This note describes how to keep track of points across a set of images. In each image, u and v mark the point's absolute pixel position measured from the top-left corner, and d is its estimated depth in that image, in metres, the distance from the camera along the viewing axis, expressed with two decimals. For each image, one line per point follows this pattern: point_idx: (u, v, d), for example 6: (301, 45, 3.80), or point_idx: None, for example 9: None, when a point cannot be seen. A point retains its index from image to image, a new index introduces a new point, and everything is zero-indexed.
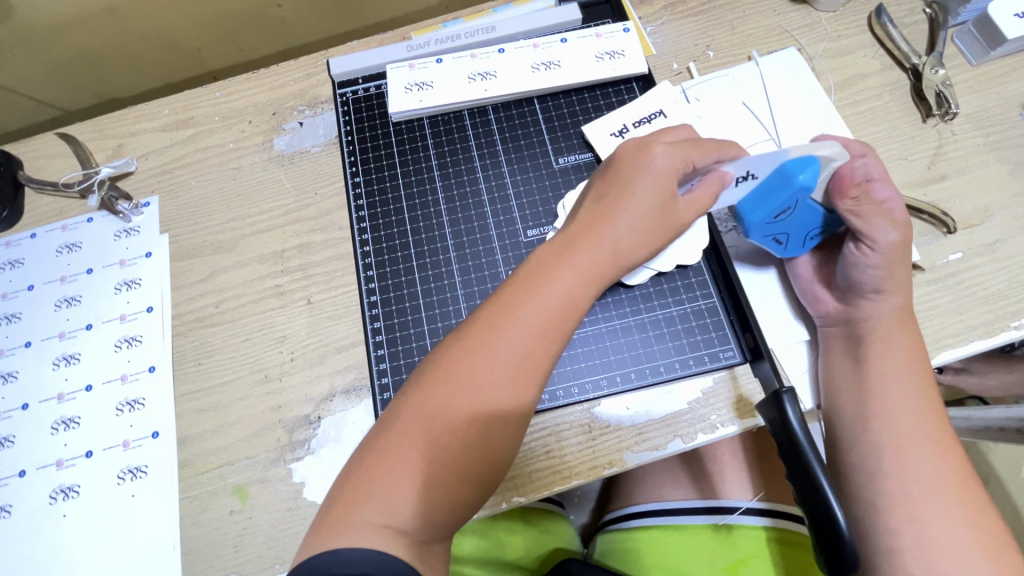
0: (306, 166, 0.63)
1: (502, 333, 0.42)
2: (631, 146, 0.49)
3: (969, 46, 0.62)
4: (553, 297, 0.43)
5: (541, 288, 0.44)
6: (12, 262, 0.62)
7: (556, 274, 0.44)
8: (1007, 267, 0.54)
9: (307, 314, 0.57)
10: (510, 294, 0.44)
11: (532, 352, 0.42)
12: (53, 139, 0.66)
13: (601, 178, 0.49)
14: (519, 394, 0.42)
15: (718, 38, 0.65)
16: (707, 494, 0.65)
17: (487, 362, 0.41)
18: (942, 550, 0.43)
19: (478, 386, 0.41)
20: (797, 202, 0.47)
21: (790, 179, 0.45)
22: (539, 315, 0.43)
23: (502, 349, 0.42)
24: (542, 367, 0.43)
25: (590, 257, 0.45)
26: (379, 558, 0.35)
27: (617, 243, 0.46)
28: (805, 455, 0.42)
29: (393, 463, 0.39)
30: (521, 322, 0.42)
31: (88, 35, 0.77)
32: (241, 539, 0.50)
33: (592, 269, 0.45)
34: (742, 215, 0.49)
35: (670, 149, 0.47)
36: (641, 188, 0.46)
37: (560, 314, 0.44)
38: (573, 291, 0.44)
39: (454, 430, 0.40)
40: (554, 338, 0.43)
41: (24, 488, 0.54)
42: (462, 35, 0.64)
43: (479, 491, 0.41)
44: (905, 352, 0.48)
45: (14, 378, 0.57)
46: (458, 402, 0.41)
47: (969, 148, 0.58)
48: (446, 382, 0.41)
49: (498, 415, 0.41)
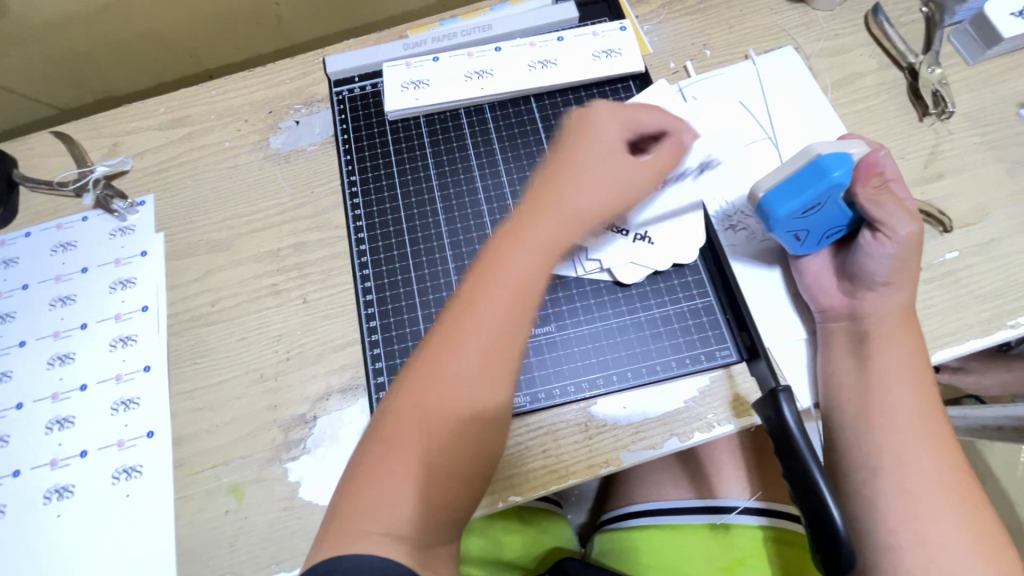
0: (302, 164, 0.63)
1: (467, 324, 0.41)
2: (576, 117, 0.49)
3: (966, 45, 0.62)
4: (513, 276, 0.42)
5: (499, 269, 0.42)
6: (7, 261, 0.61)
7: (511, 251, 0.42)
8: (1004, 265, 0.54)
9: (303, 313, 0.57)
10: (471, 282, 0.42)
11: (501, 338, 0.41)
12: (48, 137, 0.66)
13: (552, 150, 0.48)
14: (496, 382, 0.41)
15: (716, 37, 0.65)
16: (704, 493, 0.65)
17: (455, 356, 0.40)
18: (939, 548, 0.43)
19: (451, 381, 0.40)
20: (829, 197, 0.47)
21: (826, 173, 0.47)
22: (501, 298, 0.41)
23: (468, 340, 0.41)
24: (514, 350, 0.41)
25: (549, 228, 0.43)
26: (380, 564, 0.35)
27: (577, 209, 0.44)
28: (801, 454, 0.42)
29: (384, 468, 0.39)
30: (485, 310, 0.41)
31: (83, 33, 0.77)
32: (237, 539, 0.50)
33: (554, 239, 0.43)
34: (769, 208, 0.49)
35: (610, 110, 0.48)
36: (588, 154, 0.46)
37: (522, 292, 0.42)
38: (534, 266, 0.42)
39: (436, 430, 0.40)
40: (522, 317, 0.42)
41: (18, 488, 0.53)
42: (460, 33, 0.64)
43: (479, 482, 0.41)
44: (903, 349, 0.48)
45: (8, 378, 0.57)
46: (433, 399, 0.40)
47: (966, 147, 0.58)
48: (420, 381, 0.41)
49: (478, 407, 0.40)
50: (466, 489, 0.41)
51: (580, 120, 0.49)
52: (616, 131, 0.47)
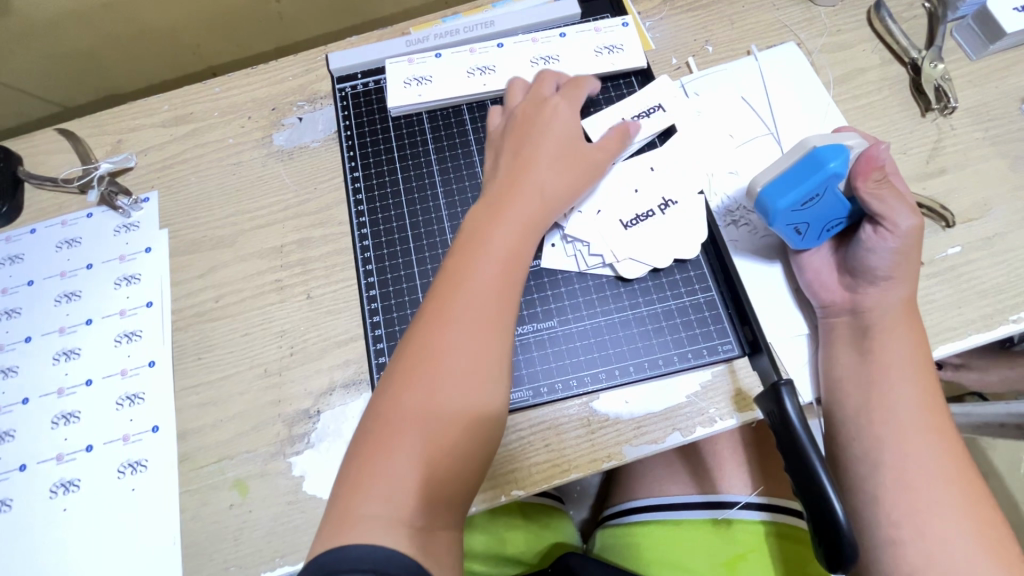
0: (305, 161, 0.63)
1: (457, 292, 0.44)
2: (530, 110, 0.54)
3: (968, 40, 0.62)
4: (496, 247, 0.46)
5: (482, 244, 0.46)
6: (12, 257, 0.62)
7: (490, 229, 0.47)
8: (1006, 261, 0.54)
9: (306, 308, 0.57)
10: (456, 259, 0.46)
11: (493, 301, 0.44)
12: (53, 135, 0.66)
13: (515, 141, 0.53)
14: (492, 341, 0.43)
15: (718, 33, 0.65)
16: (706, 488, 0.65)
17: (452, 321, 0.43)
18: (940, 541, 0.43)
19: (450, 344, 0.42)
20: (826, 188, 0.47)
21: (822, 165, 0.47)
22: (487, 266, 0.45)
23: (462, 306, 0.44)
24: (507, 312, 0.45)
25: (524, 207, 0.49)
26: (385, 554, 0.35)
27: (546, 190, 0.50)
28: (803, 448, 0.42)
29: (394, 440, 0.40)
30: (474, 279, 0.45)
31: (86, 30, 0.77)
32: (241, 533, 0.50)
33: (529, 216, 0.49)
34: (766, 202, 0.49)
35: (554, 106, 0.54)
36: (549, 143, 0.52)
37: (507, 262, 0.46)
38: (514, 238, 0.47)
39: (441, 393, 0.41)
40: (510, 283, 0.46)
41: (25, 482, 0.54)
42: (462, 30, 0.65)
43: (488, 451, 0.42)
44: (905, 343, 0.48)
45: (14, 373, 0.57)
46: (434, 364, 0.42)
47: (968, 142, 0.58)
48: (419, 350, 0.43)
49: (479, 366, 0.42)
50: (475, 461, 0.41)
51: (533, 112, 0.54)
52: (567, 122, 0.54)
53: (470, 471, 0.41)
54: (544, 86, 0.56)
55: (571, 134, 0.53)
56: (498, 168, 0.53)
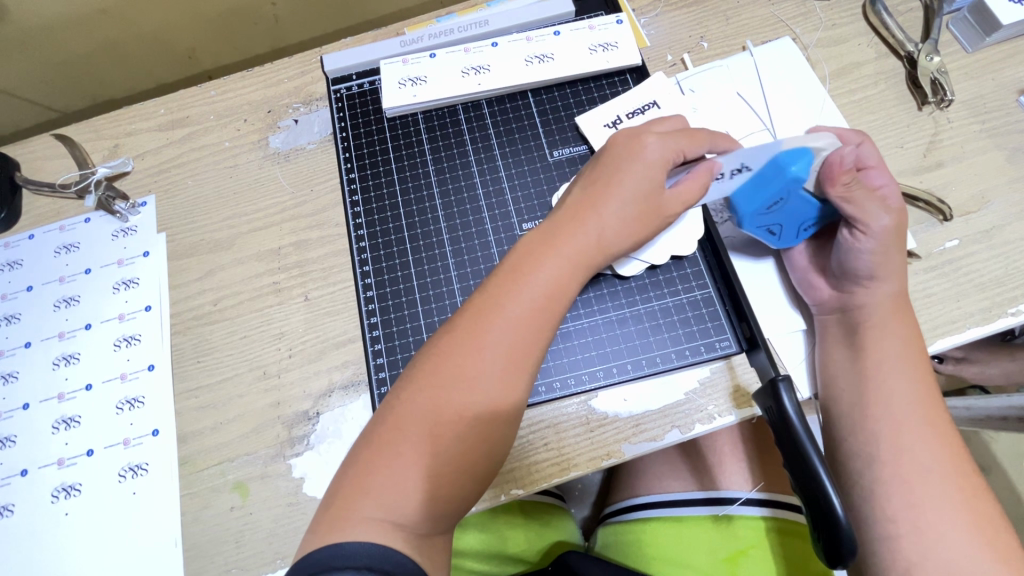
0: (301, 163, 0.63)
1: (494, 318, 0.43)
2: (622, 142, 0.49)
3: (964, 33, 0.61)
4: (542, 286, 0.44)
5: (529, 278, 0.44)
6: (11, 263, 0.62)
7: (542, 259, 0.45)
8: (1004, 253, 0.53)
9: (304, 310, 0.57)
10: (500, 281, 0.44)
11: (527, 334, 0.43)
12: (50, 140, 0.66)
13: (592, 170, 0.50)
14: (521, 373, 0.42)
15: (713, 29, 0.64)
16: (707, 485, 0.65)
17: (484, 343, 0.42)
18: (939, 534, 0.43)
19: (474, 372, 0.41)
20: (789, 193, 0.46)
21: (780, 170, 0.46)
22: (528, 302, 0.43)
23: (497, 333, 0.42)
24: (536, 351, 0.43)
25: (578, 246, 0.46)
26: (378, 550, 0.36)
27: (602, 232, 0.46)
28: (802, 444, 0.42)
29: (401, 452, 0.39)
30: (513, 309, 0.43)
31: (81, 37, 0.78)
32: (242, 535, 0.51)
33: (580, 256, 0.46)
34: (736, 205, 0.49)
35: (662, 141, 0.48)
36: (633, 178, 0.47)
37: (545, 305, 0.44)
38: (561, 278, 0.45)
39: (459, 410, 0.40)
40: (546, 323, 0.44)
41: (26, 487, 0.54)
42: (456, 30, 0.64)
43: (483, 478, 0.42)
44: (899, 339, 0.48)
45: (14, 378, 0.57)
46: (454, 388, 0.41)
47: (965, 135, 0.58)
48: (442, 368, 0.42)
49: (498, 396, 0.41)
50: (474, 474, 0.41)
51: (624, 146, 0.49)
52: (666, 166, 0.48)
53: (469, 481, 0.41)
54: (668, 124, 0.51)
55: (655, 168, 0.47)
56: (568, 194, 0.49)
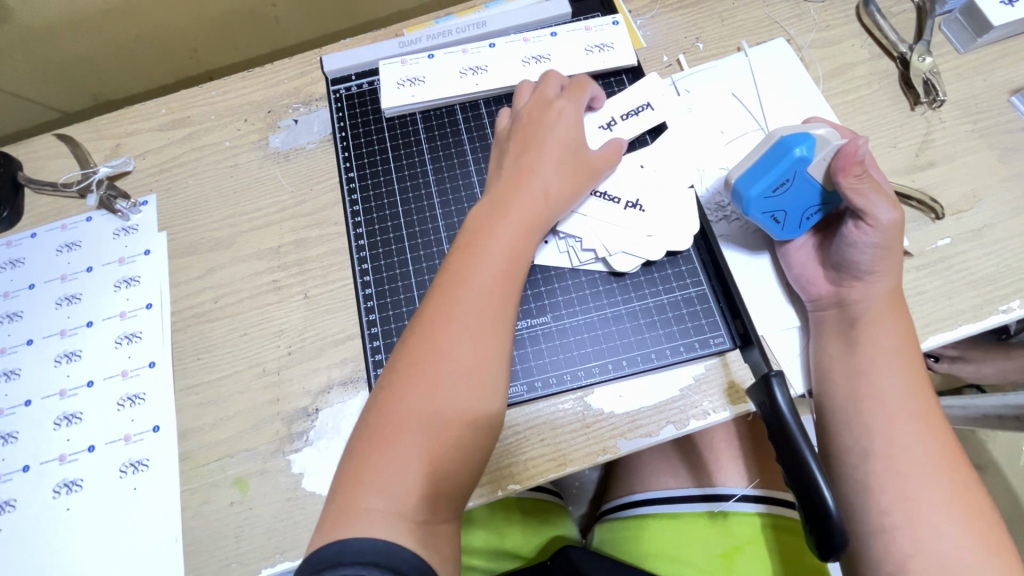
0: (302, 163, 0.63)
1: (459, 291, 0.44)
2: (536, 111, 0.54)
3: (956, 34, 0.62)
4: (499, 248, 0.46)
5: (485, 245, 0.47)
6: (13, 262, 0.62)
7: (492, 225, 0.47)
8: (996, 251, 0.54)
9: (304, 308, 0.58)
10: (460, 256, 0.46)
11: (496, 296, 0.45)
12: (52, 140, 0.67)
13: (519, 140, 0.53)
14: (497, 333, 0.44)
15: (708, 30, 0.65)
16: (703, 482, 0.65)
17: (455, 317, 0.43)
18: (931, 526, 0.44)
19: (454, 338, 0.43)
20: (795, 173, 0.48)
21: (787, 151, 0.48)
22: (490, 266, 0.46)
23: (466, 303, 0.44)
24: (506, 311, 0.45)
25: (526, 205, 0.49)
26: (382, 546, 0.36)
27: (547, 190, 0.50)
28: (794, 438, 0.42)
29: (400, 441, 0.40)
30: (475, 275, 0.45)
31: (83, 38, 0.78)
32: (242, 529, 0.51)
33: (531, 214, 0.49)
34: (741, 189, 0.50)
35: (568, 108, 0.54)
36: (556, 142, 0.52)
37: (509, 262, 0.46)
38: (515, 238, 0.47)
39: (448, 384, 0.41)
40: (511, 280, 0.46)
41: (28, 483, 0.54)
42: (454, 31, 0.65)
43: (487, 451, 0.43)
44: (892, 335, 0.48)
45: (17, 375, 0.58)
46: (440, 356, 0.42)
47: (957, 135, 0.59)
48: (422, 343, 0.43)
49: (485, 353, 0.43)
50: (474, 457, 0.42)
51: (539, 115, 0.53)
52: (579, 131, 0.53)
53: (468, 468, 0.42)
54: (549, 86, 0.56)
55: (573, 136, 0.53)
56: (502, 166, 0.52)
